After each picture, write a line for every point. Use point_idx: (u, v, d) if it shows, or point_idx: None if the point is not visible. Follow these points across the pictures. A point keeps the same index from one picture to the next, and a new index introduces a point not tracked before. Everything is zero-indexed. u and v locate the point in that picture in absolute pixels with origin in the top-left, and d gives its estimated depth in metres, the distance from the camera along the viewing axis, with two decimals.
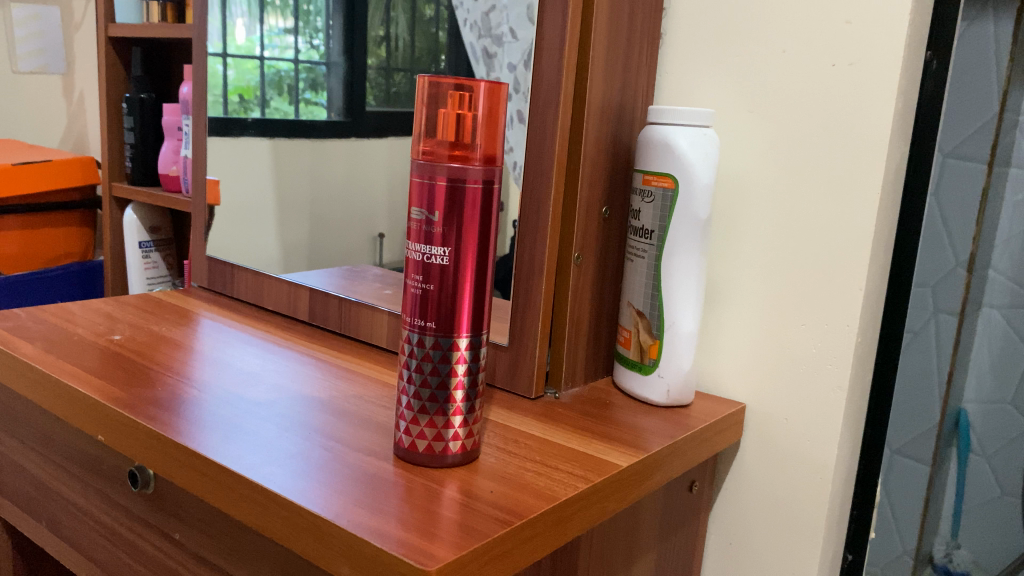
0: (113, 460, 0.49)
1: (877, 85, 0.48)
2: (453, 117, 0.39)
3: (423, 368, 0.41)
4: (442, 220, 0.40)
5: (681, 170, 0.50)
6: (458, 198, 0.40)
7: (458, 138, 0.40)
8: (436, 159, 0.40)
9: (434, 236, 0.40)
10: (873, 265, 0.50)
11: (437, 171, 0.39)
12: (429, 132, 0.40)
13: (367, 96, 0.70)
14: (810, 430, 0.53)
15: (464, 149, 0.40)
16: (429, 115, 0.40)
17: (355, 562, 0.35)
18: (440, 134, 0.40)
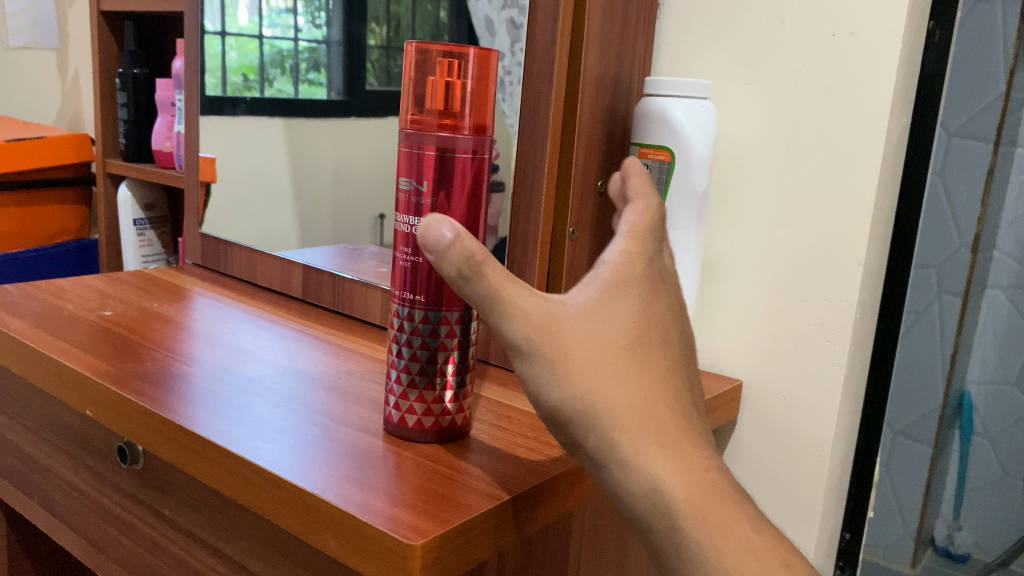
0: (102, 435, 0.49)
1: (879, 55, 0.47)
2: (441, 85, 0.38)
3: (412, 342, 0.40)
4: (431, 191, 0.39)
5: (678, 142, 0.49)
6: (447, 169, 0.39)
7: (447, 107, 0.39)
8: (425, 129, 0.39)
9: (424, 207, 0.39)
10: (874, 239, 0.50)
11: (426, 140, 0.39)
12: (418, 101, 0.39)
13: (369, 77, 0.67)
14: (808, 406, 0.53)
15: (454, 118, 0.39)
16: (417, 82, 0.39)
17: (341, 536, 0.34)
18: (428, 102, 0.39)
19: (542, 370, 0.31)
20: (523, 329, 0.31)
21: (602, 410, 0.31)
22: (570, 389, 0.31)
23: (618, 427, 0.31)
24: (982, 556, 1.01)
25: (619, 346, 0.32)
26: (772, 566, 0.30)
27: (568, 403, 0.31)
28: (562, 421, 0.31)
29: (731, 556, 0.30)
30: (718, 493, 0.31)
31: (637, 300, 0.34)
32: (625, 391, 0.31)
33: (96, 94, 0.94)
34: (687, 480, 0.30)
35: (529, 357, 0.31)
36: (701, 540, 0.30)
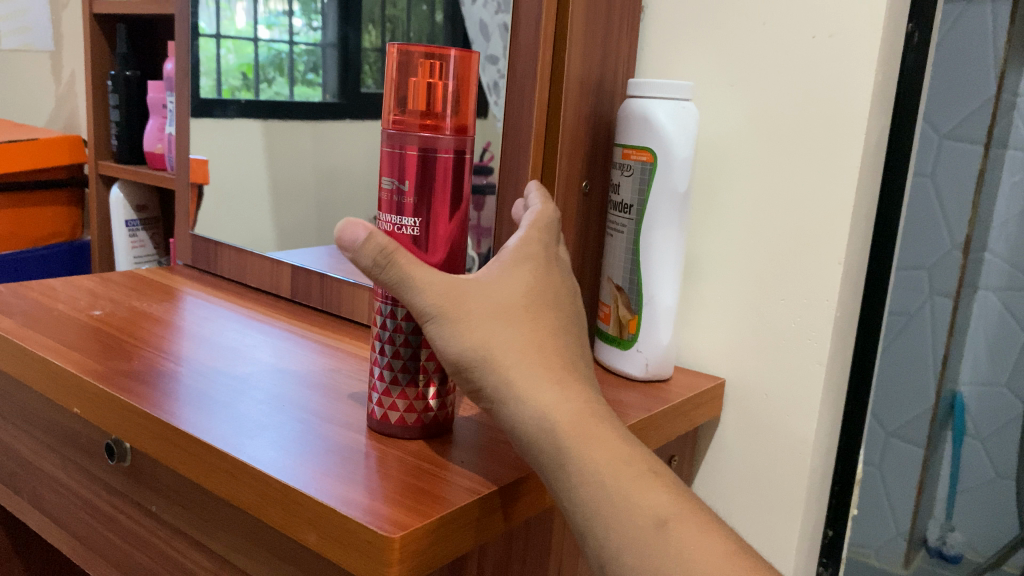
0: (90, 433, 0.49)
1: (857, 57, 0.48)
2: (423, 86, 0.39)
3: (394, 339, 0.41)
4: (413, 189, 0.39)
5: (660, 143, 0.50)
6: (429, 167, 0.39)
7: (429, 107, 0.39)
8: (407, 129, 0.39)
9: (406, 206, 0.40)
10: (853, 238, 0.50)
11: (408, 140, 0.39)
12: (400, 101, 0.39)
13: (365, 80, 0.66)
14: (790, 404, 0.53)
15: (435, 118, 0.39)
16: (399, 83, 0.39)
17: (321, 530, 0.35)
18: (409, 102, 0.39)
19: (445, 327, 0.36)
20: (428, 294, 0.36)
21: (496, 355, 0.36)
22: (469, 340, 0.36)
23: (509, 367, 0.36)
24: (974, 557, 1.01)
25: (511, 304, 0.38)
26: (642, 473, 0.35)
27: (468, 353, 0.36)
28: (462, 369, 0.36)
29: (609, 467, 0.35)
30: (597, 417, 0.36)
31: (529, 272, 0.40)
32: (516, 339, 0.37)
33: (88, 96, 0.94)
34: (569, 405, 0.36)
35: (433, 319, 0.36)
36: (584, 455, 0.35)
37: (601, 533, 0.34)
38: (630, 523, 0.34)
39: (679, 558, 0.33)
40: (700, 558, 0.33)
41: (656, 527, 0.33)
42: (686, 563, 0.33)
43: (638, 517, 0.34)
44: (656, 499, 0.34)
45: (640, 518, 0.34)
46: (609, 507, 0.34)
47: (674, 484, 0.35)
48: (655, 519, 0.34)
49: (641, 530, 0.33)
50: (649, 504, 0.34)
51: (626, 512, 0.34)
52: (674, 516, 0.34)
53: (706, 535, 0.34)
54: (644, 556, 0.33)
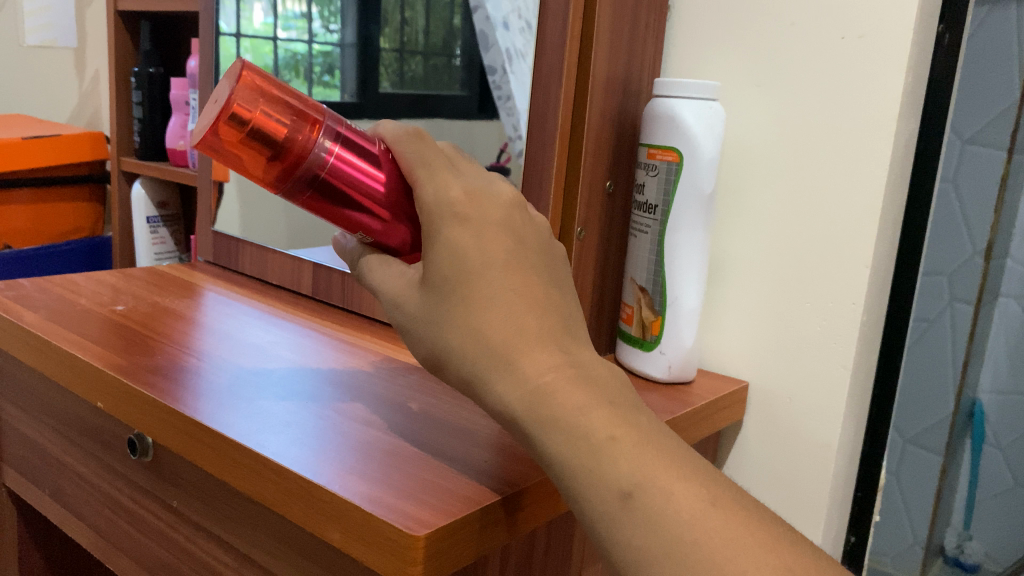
0: (112, 428, 0.49)
1: (888, 58, 0.47)
2: (251, 148, 0.38)
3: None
4: (332, 210, 0.40)
5: (686, 143, 0.49)
6: (320, 191, 0.39)
7: (271, 150, 0.39)
8: (272, 184, 0.40)
9: (344, 222, 0.41)
10: (880, 242, 0.50)
11: (291, 189, 0.40)
12: (252, 164, 0.39)
13: (382, 81, 0.67)
14: (813, 409, 0.53)
15: (277, 160, 0.39)
16: (238, 158, 0.39)
17: (345, 527, 0.35)
18: (254, 166, 0.40)
19: (409, 338, 0.37)
20: (393, 308, 0.37)
21: (444, 355, 0.35)
22: (425, 349, 0.36)
23: (458, 363, 0.34)
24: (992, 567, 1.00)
25: (444, 281, 0.35)
26: (604, 438, 0.31)
27: (431, 357, 0.36)
28: (436, 368, 0.36)
29: (564, 447, 0.32)
30: (550, 387, 0.33)
31: (454, 227, 0.35)
32: (453, 328, 0.34)
33: (112, 92, 0.95)
34: (517, 387, 0.33)
35: (401, 327, 0.37)
36: (541, 438, 0.32)
37: (574, 507, 0.32)
38: (595, 498, 0.31)
39: (646, 529, 0.29)
40: (670, 527, 0.29)
41: (620, 503, 0.30)
42: (655, 534, 0.29)
43: (601, 490, 0.31)
44: (620, 467, 0.31)
45: (604, 490, 0.30)
46: (577, 484, 0.31)
47: (644, 444, 0.31)
48: (619, 492, 0.30)
49: (607, 503, 0.30)
50: (612, 472, 0.31)
51: (588, 486, 0.31)
52: (641, 482, 0.30)
53: (676, 499, 0.30)
54: (612, 529, 0.30)
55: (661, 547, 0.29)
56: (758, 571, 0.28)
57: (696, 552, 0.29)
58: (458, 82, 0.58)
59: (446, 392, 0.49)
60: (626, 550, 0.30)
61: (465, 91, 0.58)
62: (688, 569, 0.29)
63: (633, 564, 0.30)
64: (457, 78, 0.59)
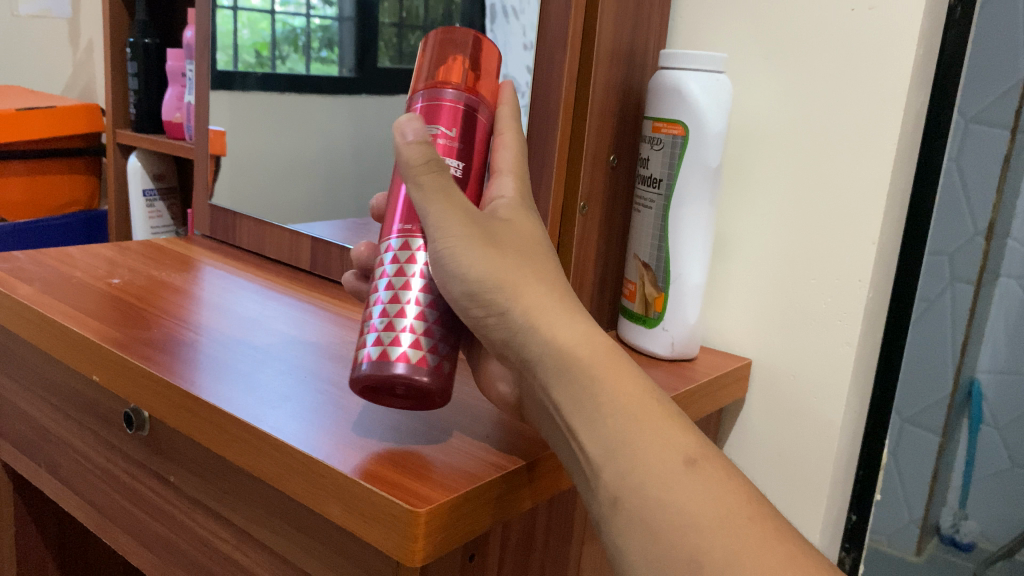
0: (109, 402, 0.49)
1: (899, 30, 0.46)
2: (464, 65, 0.39)
3: (408, 306, 0.36)
4: (454, 136, 0.38)
5: (692, 116, 0.49)
6: (468, 120, 0.38)
7: (471, 81, 0.39)
8: (444, 82, 0.39)
9: (446, 148, 0.38)
10: (887, 219, 0.49)
11: (452, 94, 0.38)
12: (440, 67, 0.39)
13: (382, 57, 0.63)
14: (817, 387, 0.53)
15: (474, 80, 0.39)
16: (441, 56, 0.39)
17: (344, 503, 0.34)
18: (453, 67, 0.39)
19: (472, 251, 0.34)
20: (456, 216, 0.34)
21: (519, 281, 0.34)
22: (499, 268, 0.34)
23: (534, 300, 0.34)
24: (987, 545, 0.99)
25: (531, 236, 0.37)
26: (668, 413, 0.34)
27: (495, 277, 0.34)
28: (484, 296, 0.34)
29: (633, 403, 0.33)
30: (619, 357, 0.35)
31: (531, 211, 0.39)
32: (541, 269, 0.35)
33: (106, 63, 0.94)
34: (593, 342, 0.34)
35: (464, 237, 0.34)
36: (609, 389, 0.33)
37: (621, 464, 0.32)
38: (656, 460, 0.32)
39: (705, 496, 0.31)
40: (728, 501, 0.31)
41: (685, 468, 0.32)
42: (713, 503, 0.31)
43: (663, 454, 0.32)
44: (682, 440, 0.33)
45: (668, 457, 0.32)
46: (635, 442, 0.32)
47: (697, 431, 0.34)
48: (682, 458, 0.32)
49: (669, 467, 0.32)
50: (676, 444, 0.33)
51: (653, 449, 0.32)
52: (701, 457, 0.32)
53: (731, 480, 0.32)
54: (668, 491, 0.31)
55: (718, 515, 0.31)
56: (801, 556, 0.30)
57: (749, 528, 0.30)
58: None
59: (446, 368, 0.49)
60: (677, 513, 0.31)
61: None
62: (740, 541, 0.30)
63: (682, 526, 0.31)
64: None
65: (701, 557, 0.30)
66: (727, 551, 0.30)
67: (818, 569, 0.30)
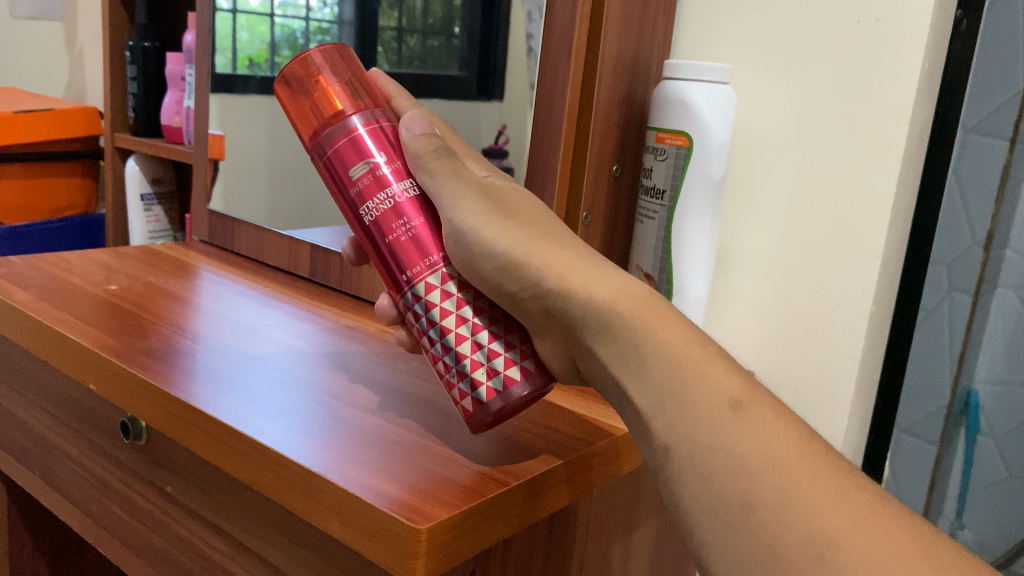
0: (105, 410, 0.48)
1: (905, 42, 0.46)
2: (344, 85, 0.40)
3: (479, 338, 0.38)
4: (388, 157, 0.39)
5: (696, 126, 0.48)
6: (385, 134, 0.40)
7: (359, 96, 0.40)
8: (342, 115, 0.40)
9: (392, 173, 0.39)
10: (892, 232, 0.49)
11: (357, 120, 0.39)
12: (327, 104, 0.40)
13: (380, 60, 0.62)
14: (821, 400, 0.53)
15: (363, 97, 0.40)
16: (319, 93, 0.40)
17: (345, 518, 0.34)
18: (338, 95, 0.40)
19: (486, 227, 0.37)
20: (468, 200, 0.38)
21: (537, 253, 0.37)
22: (515, 241, 0.37)
23: (557, 267, 0.37)
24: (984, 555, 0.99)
25: (538, 205, 0.40)
26: (712, 356, 0.34)
27: (515, 249, 0.37)
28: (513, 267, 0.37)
29: (679, 347, 0.34)
30: (661, 304, 0.36)
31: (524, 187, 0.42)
32: (559, 232, 0.39)
33: (104, 66, 0.93)
34: (632, 292, 0.36)
35: (483, 222, 0.37)
36: (654, 335, 0.34)
37: (669, 414, 0.33)
38: (702, 405, 0.32)
39: (753, 435, 0.31)
40: (776, 439, 0.31)
41: (731, 409, 0.32)
42: (762, 442, 0.31)
43: (709, 397, 0.32)
44: (727, 383, 0.33)
45: (714, 399, 0.32)
46: (683, 390, 0.33)
47: (744, 374, 0.34)
48: (728, 401, 0.32)
49: (714, 410, 0.32)
50: (721, 386, 0.33)
51: (699, 393, 0.33)
52: (747, 397, 0.32)
53: (780, 419, 0.32)
54: (716, 435, 0.32)
55: (768, 453, 0.31)
56: (855, 491, 0.30)
57: (799, 465, 0.30)
58: (455, 62, 0.57)
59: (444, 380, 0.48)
60: (727, 457, 0.31)
61: (462, 73, 0.56)
62: (791, 480, 0.30)
63: (731, 469, 0.31)
64: (455, 60, 0.57)
65: (754, 497, 0.30)
66: (780, 488, 0.30)
67: (874, 503, 0.30)
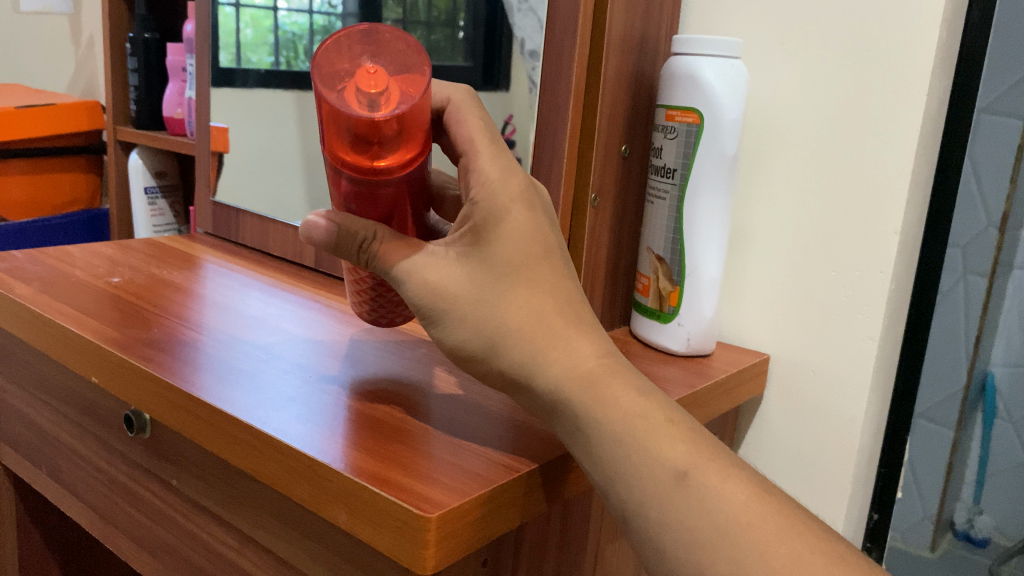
0: (108, 404, 0.48)
1: (922, 10, 0.45)
2: (357, 139, 0.34)
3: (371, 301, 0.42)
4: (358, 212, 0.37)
5: (707, 104, 0.47)
6: (369, 199, 0.36)
7: (366, 153, 0.34)
8: (339, 164, 0.35)
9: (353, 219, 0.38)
10: (911, 207, 0.47)
11: (349, 177, 0.35)
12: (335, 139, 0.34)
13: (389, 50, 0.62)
14: (837, 383, 0.51)
15: (371, 158, 0.34)
16: (331, 123, 0.34)
17: (352, 509, 0.33)
18: (344, 142, 0.34)
19: (443, 321, 0.36)
20: (418, 289, 0.36)
21: (498, 337, 0.35)
22: (471, 328, 0.35)
23: (515, 347, 0.35)
24: (1002, 541, 0.98)
25: (505, 270, 0.36)
26: (656, 418, 0.34)
27: (473, 340, 0.36)
28: (471, 357, 0.36)
29: (624, 416, 0.33)
30: (613, 370, 0.35)
31: (522, 207, 0.37)
32: (513, 316, 0.35)
33: (105, 59, 0.93)
34: (583, 363, 0.35)
35: (430, 314, 0.36)
36: (601, 407, 0.34)
37: (618, 490, 0.33)
38: (645, 480, 0.32)
39: (701, 508, 0.31)
40: (725, 507, 0.31)
41: (676, 483, 0.32)
42: (712, 513, 0.31)
43: (653, 472, 0.32)
44: (672, 450, 0.33)
45: (658, 472, 0.32)
46: (627, 464, 0.33)
47: (691, 433, 0.34)
48: (672, 473, 0.32)
49: (659, 484, 0.32)
50: (665, 456, 0.32)
51: (642, 468, 0.32)
52: (693, 466, 0.32)
53: (728, 483, 0.32)
54: (665, 511, 0.31)
55: (717, 526, 0.31)
56: (808, 553, 0.30)
57: (750, 534, 0.30)
58: (462, 54, 0.55)
59: (455, 366, 0.47)
60: (681, 531, 0.31)
61: (469, 63, 0.55)
62: (742, 552, 0.30)
63: (683, 545, 0.31)
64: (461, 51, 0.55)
65: (706, 572, 0.30)
66: (731, 562, 0.30)
67: (828, 564, 0.30)
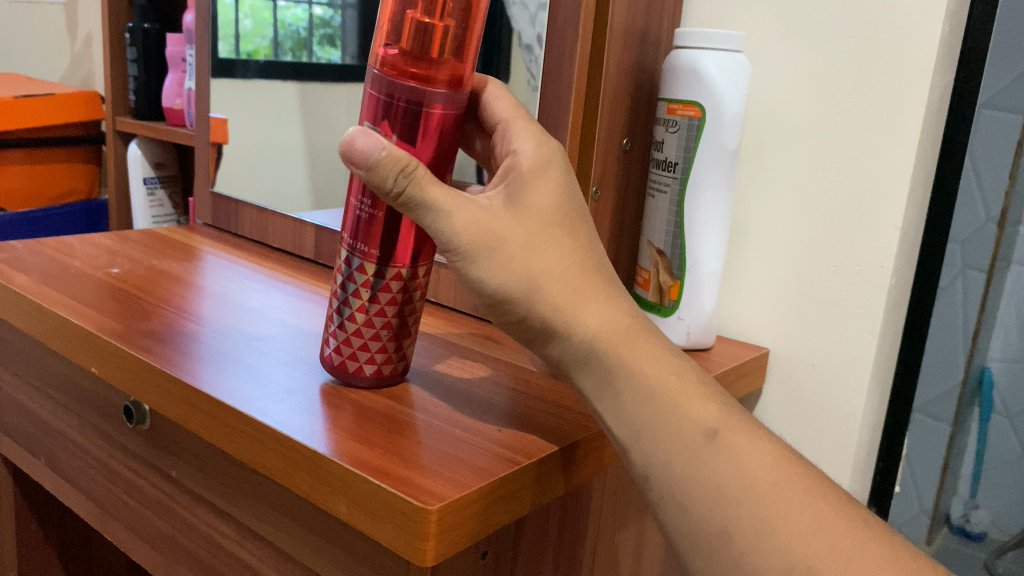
0: (108, 396, 0.48)
1: (924, 5, 0.45)
2: (419, 29, 0.35)
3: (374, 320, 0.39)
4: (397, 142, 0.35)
5: (709, 97, 0.47)
6: (411, 118, 0.35)
7: (423, 53, 0.35)
8: (393, 70, 0.35)
9: None
10: (911, 204, 0.47)
11: (397, 89, 0.35)
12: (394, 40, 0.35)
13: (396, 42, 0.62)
14: (836, 377, 0.51)
15: (428, 58, 0.35)
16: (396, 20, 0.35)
17: (351, 501, 0.33)
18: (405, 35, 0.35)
19: (482, 262, 0.33)
20: (461, 227, 0.33)
21: (538, 284, 0.34)
22: (513, 274, 0.34)
23: (554, 294, 0.34)
24: (998, 535, 0.98)
25: (546, 221, 0.35)
26: (687, 383, 0.34)
27: (513, 283, 0.34)
28: (504, 302, 0.34)
29: (655, 377, 0.34)
30: (640, 330, 0.35)
31: (560, 166, 0.37)
32: (552, 264, 0.34)
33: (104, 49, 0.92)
34: (616, 320, 0.35)
35: (467, 252, 0.33)
36: (632, 366, 0.34)
37: (647, 442, 0.33)
38: (679, 432, 0.32)
39: (730, 465, 0.31)
40: (753, 466, 0.31)
41: (705, 441, 0.32)
42: (741, 469, 0.31)
43: (686, 427, 0.32)
44: (703, 410, 0.33)
45: (688, 429, 0.32)
46: (656, 422, 0.33)
47: (721, 397, 0.34)
48: (703, 430, 0.32)
49: (689, 440, 0.32)
50: (696, 414, 0.32)
51: (673, 424, 0.32)
52: (723, 425, 0.32)
53: (757, 445, 0.32)
54: (694, 466, 0.31)
55: (744, 484, 0.31)
56: (834, 514, 0.30)
57: (776, 493, 0.30)
58: None
59: (453, 359, 0.47)
60: (711, 484, 0.31)
61: None
62: (769, 509, 0.30)
63: (711, 499, 0.31)
64: None
65: (731, 528, 0.30)
66: (760, 517, 0.30)
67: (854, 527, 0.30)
